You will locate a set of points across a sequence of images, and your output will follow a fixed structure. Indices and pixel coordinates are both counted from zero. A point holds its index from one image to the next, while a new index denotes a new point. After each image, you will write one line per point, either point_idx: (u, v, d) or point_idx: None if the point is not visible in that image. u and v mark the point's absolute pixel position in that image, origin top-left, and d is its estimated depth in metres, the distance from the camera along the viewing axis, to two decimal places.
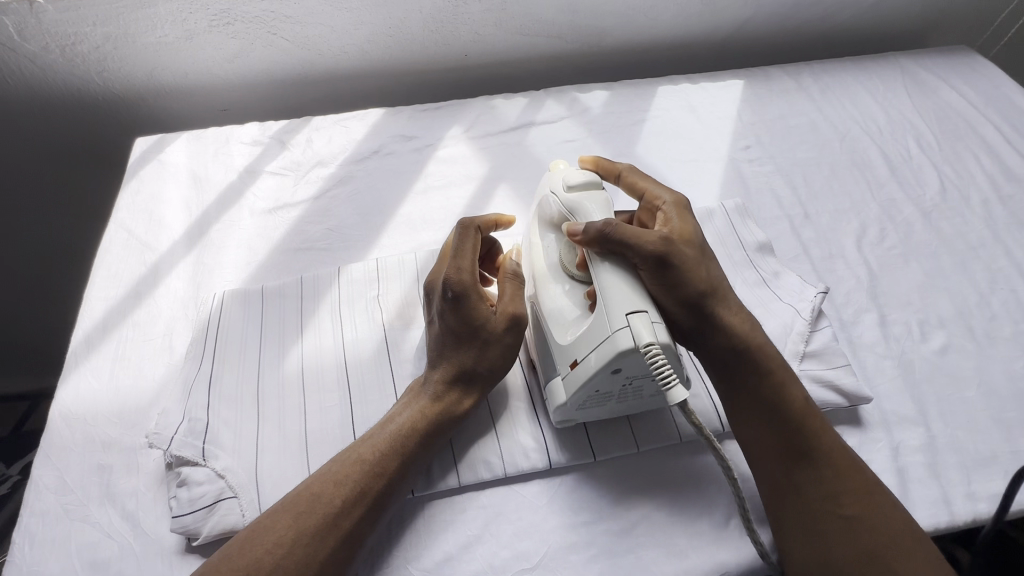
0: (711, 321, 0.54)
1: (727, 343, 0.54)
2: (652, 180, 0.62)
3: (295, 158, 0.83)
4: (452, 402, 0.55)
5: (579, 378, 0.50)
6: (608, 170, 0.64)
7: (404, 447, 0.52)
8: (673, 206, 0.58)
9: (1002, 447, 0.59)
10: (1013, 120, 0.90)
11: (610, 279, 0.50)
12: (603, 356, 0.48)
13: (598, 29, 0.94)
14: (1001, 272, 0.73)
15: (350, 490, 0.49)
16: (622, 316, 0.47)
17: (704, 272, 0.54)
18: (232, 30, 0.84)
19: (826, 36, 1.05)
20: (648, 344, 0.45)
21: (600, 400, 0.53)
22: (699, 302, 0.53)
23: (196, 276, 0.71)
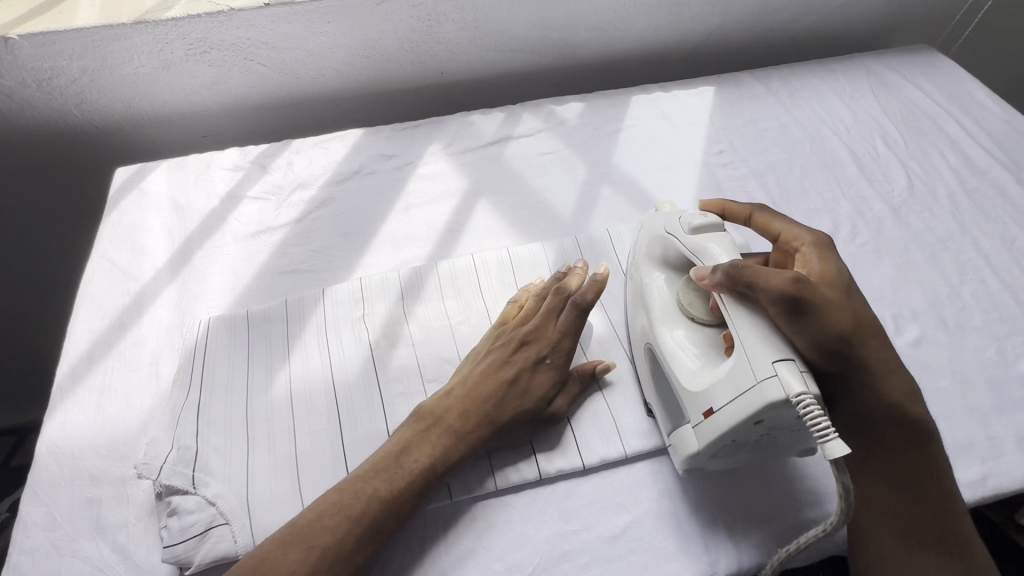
0: (855, 374, 0.49)
1: (872, 406, 0.49)
2: (787, 220, 0.60)
3: (276, 182, 0.84)
4: (465, 433, 0.55)
5: (718, 427, 0.49)
6: (736, 213, 0.64)
7: (410, 482, 0.51)
8: (810, 246, 0.55)
9: (977, 433, 0.61)
10: (975, 115, 0.93)
11: (744, 320, 0.49)
12: (745, 406, 0.46)
13: (571, 42, 0.96)
14: (970, 263, 0.75)
15: (371, 525, 0.49)
16: (769, 363, 0.46)
17: (848, 315, 0.49)
18: (209, 58, 0.85)
19: (794, 40, 1.08)
20: (799, 394, 0.44)
21: (732, 450, 0.52)
22: (841, 349, 0.48)
23: (181, 304, 0.71)
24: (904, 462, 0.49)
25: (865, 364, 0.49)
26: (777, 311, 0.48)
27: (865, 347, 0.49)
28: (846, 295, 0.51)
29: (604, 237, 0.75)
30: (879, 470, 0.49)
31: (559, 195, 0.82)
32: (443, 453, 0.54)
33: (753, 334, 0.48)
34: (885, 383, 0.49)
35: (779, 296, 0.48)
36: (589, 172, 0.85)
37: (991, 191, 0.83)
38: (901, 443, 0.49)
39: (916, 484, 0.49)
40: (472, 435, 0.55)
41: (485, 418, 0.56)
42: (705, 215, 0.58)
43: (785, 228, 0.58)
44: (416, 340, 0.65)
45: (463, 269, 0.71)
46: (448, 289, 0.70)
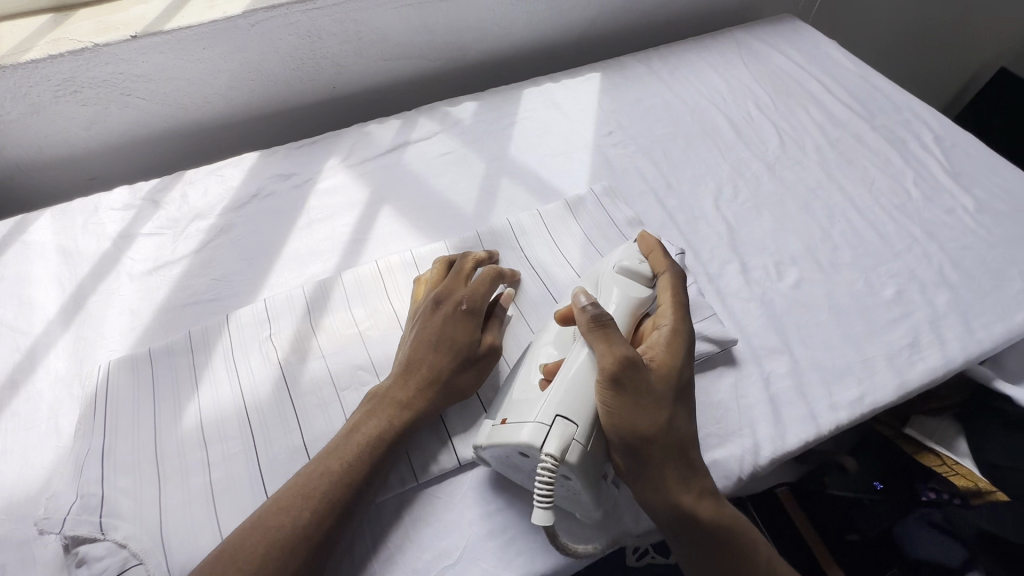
0: (647, 476, 0.50)
1: (667, 513, 0.50)
2: (683, 299, 0.59)
3: (171, 216, 0.82)
4: (414, 402, 0.56)
5: (500, 436, 0.52)
6: (658, 261, 0.62)
7: (368, 460, 0.52)
8: (667, 334, 0.55)
9: (853, 358, 0.67)
10: (833, 74, 1.02)
11: (577, 360, 0.53)
12: (513, 437, 0.51)
13: (458, 44, 0.99)
14: (838, 206, 0.82)
15: (325, 502, 0.49)
16: (551, 415, 0.50)
17: (660, 421, 0.50)
18: (82, 97, 0.82)
19: (671, 22, 1.14)
20: (548, 455, 0.48)
21: (511, 466, 0.55)
22: (637, 448, 0.50)
23: (77, 352, 0.68)
24: (729, 563, 0.50)
25: (657, 468, 0.50)
26: (600, 385, 0.51)
27: (664, 448, 0.50)
28: (671, 399, 0.51)
29: (505, 226, 0.78)
30: (700, 563, 0.51)
31: (460, 193, 0.85)
32: (391, 422, 0.55)
33: (567, 382, 0.52)
34: (677, 489, 0.50)
35: (603, 372, 0.51)
36: (487, 167, 0.88)
37: (852, 139, 0.91)
38: (707, 538, 0.50)
39: (733, 568, 0.50)
40: (419, 397, 0.56)
41: (429, 378, 0.57)
42: (639, 265, 0.61)
43: (673, 302, 0.58)
44: (326, 352, 0.66)
45: (368, 276, 0.72)
46: (355, 297, 0.70)
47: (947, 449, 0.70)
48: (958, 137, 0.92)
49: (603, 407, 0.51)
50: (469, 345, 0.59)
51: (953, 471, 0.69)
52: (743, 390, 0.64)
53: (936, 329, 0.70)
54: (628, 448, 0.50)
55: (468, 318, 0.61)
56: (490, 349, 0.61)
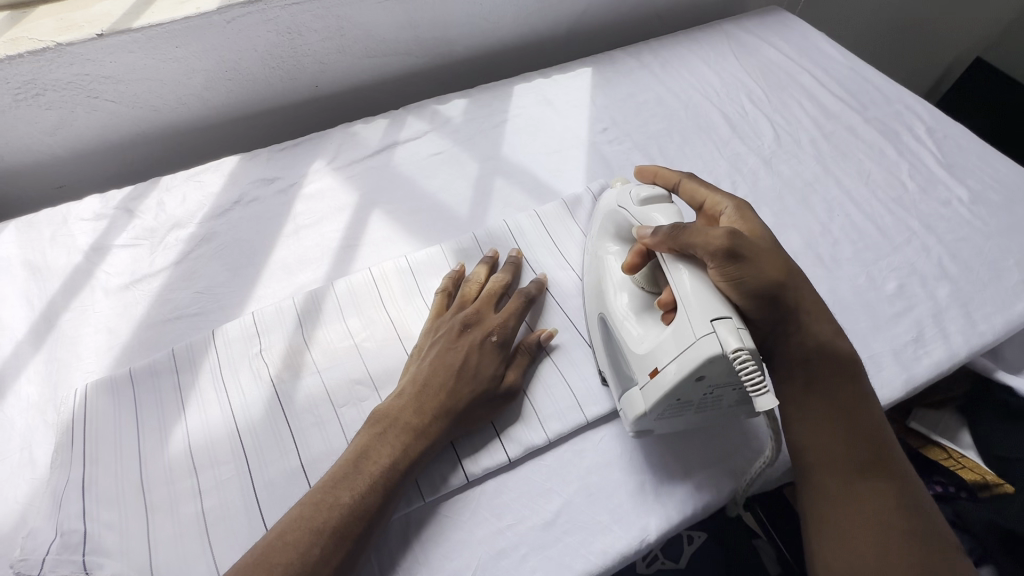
0: (790, 320, 0.53)
1: (805, 359, 0.53)
2: (713, 188, 0.62)
3: (147, 226, 0.77)
4: (428, 431, 0.53)
5: (660, 387, 0.50)
6: (666, 179, 0.66)
7: (378, 488, 0.49)
8: (734, 211, 0.58)
9: (860, 354, 0.67)
10: (823, 66, 1.02)
11: (685, 275, 0.51)
12: (691, 364, 0.48)
13: (445, 39, 0.95)
14: (836, 200, 0.82)
15: (338, 536, 0.46)
16: (707, 322, 0.47)
17: (779, 265, 0.53)
18: (44, 101, 0.77)
19: (659, 15, 1.13)
20: (736, 349, 0.46)
21: (678, 411, 0.53)
22: (776, 294, 0.51)
23: (50, 375, 0.64)
24: (846, 408, 0.52)
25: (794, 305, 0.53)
26: (720, 265, 0.51)
27: (794, 291, 0.53)
28: (775, 248, 0.54)
29: (502, 228, 0.75)
30: (813, 405, 0.53)
31: (453, 194, 0.82)
32: (405, 449, 0.52)
33: (695, 294, 0.50)
34: (816, 322, 0.54)
35: (719, 252, 0.50)
36: (480, 167, 0.85)
37: (846, 132, 0.91)
38: (818, 383, 0.53)
39: (850, 413, 0.52)
40: (436, 424, 0.54)
41: (448, 407, 0.55)
42: (652, 189, 0.63)
43: (711, 194, 0.61)
44: (321, 367, 0.63)
45: (362, 284, 0.69)
46: (348, 307, 0.67)
47: (953, 442, 0.72)
48: (949, 128, 0.92)
49: (736, 278, 0.50)
50: (494, 381, 0.58)
51: (961, 464, 0.70)
52: None
53: (939, 323, 0.69)
54: (762, 303, 0.51)
55: (497, 350, 0.59)
56: (511, 386, 0.59)
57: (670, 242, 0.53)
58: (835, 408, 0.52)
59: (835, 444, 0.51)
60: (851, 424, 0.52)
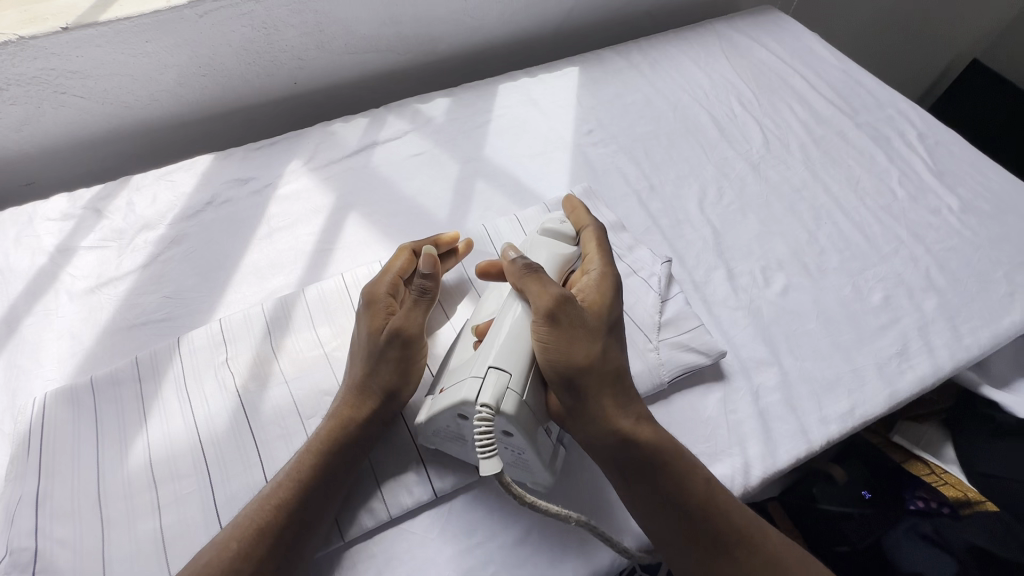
0: (585, 406, 0.50)
1: (605, 437, 0.50)
2: (604, 246, 0.60)
3: (116, 226, 0.75)
4: (338, 415, 0.55)
5: (440, 402, 0.52)
6: (578, 218, 0.64)
7: (301, 483, 0.51)
8: (596, 277, 0.56)
9: (843, 368, 0.65)
10: (816, 68, 1.00)
11: (508, 318, 0.54)
12: (452, 398, 0.51)
13: (428, 36, 0.93)
14: (824, 207, 0.80)
15: (264, 533, 0.48)
16: (484, 366, 0.50)
17: (585, 354, 0.51)
18: (8, 96, 0.74)
19: (650, 13, 1.10)
20: (484, 404, 0.48)
21: (452, 439, 0.54)
22: (574, 379, 0.50)
23: (9, 383, 0.62)
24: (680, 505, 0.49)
25: (592, 394, 0.50)
26: (535, 325, 0.52)
27: (599, 378, 0.51)
28: (603, 331, 0.53)
29: (481, 232, 0.74)
30: (643, 503, 0.50)
31: (432, 196, 0.80)
32: (329, 438, 0.53)
33: (504, 337, 0.52)
34: (614, 416, 0.50)
35: (538, 313, 0.52)
36: (461, 169, 0.83)
37: (837, 137, 0.89)
38: (653, 469, 0.50)
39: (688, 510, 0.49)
40: (354, 408, 0.55)
41: (356, 386, 0.56)
42: (560, 224, 0.63)
43: (598, 251, 0.59)
44: (288, 377, 0.61)
45: (333, 291, 0.67)
46: (319, 314, 0.65)
47: (936, 457, 0.73)
48: (941, 133, 0.90)
49: (547, 344, 0.51)
50: (369, 338, 0.56)
51: (943, 480, 0.71)
52: (732, 406, 0.62)
53: (924, 336, 0.68)
54: (567, 383, 0.50)
55: (368, 311, 0.58)
56: (393, 331, 0.56)
57: (518, 278, 0.56)
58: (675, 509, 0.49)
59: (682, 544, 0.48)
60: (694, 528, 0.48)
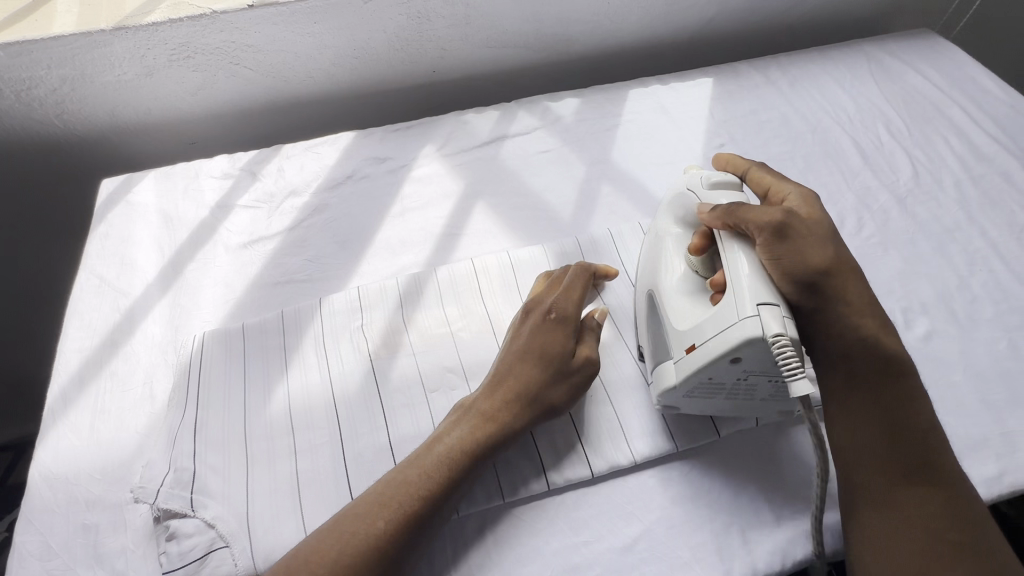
0: (823, 309, 0.50)
1: (847, 334, 0.50)
2: (780, 176, 0.59)
3: (267, 190, 0.81)
4: (505, 423, 0.53)
5: (695, 360, 0.51)
6: (738, 166, 0.62)
7: (452, 471, 0.50)
8: (799, 197, 0.55)
9: (992, 430, 0.60)
10: (978, 100, 0.92)
11: (738, 250, 0.52)
12: (725, 344, 0.48)
13: (566, 36, 0.94)
14: (979, 252, 0.74)
15: (413, 507, 0.48)
16: (754, 306, 0.48)
17: (827, 251, 0.51)
18: (193, 63, 0.82)
19: (793, 28, 1.05)
20: (776, 335, 0.46)
21: (709, 390, 0.54)
22: (817, 281, 0.50)
23: (172, 320, 0.69)
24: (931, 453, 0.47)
25: (835, 291, 0.50)
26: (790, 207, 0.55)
27: (840, 277, 0.51)
28: (825, 235, 0.52)
29: (605, 236, 0.74)
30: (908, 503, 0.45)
31: (557, 194, 0.81)
32: (490, 439, 0.52)
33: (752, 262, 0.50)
34: (857, 314, 0.50)
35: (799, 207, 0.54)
36: (587, 170, 0.83)
37: (998, 177, 0.81)
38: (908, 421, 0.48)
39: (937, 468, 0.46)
40: (519, 415, 0.54)
41: (526, 391, 0.55)
42: (723, 174, 0.61)
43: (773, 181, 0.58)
44: (415, 350, 0.64)
45: (462, 274, 0.69)
46: (447, 294, 0.68)
47: None
48: None
49: (776, 258, 0.50)
50: (561, 349, 0.57)
51: None
52: None
53: None
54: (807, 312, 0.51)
55: (560, 326, 0.58)
56: (582, 356, 0.58)
57: (724, 218, 0.54)
58: (890, 397, 0.48)
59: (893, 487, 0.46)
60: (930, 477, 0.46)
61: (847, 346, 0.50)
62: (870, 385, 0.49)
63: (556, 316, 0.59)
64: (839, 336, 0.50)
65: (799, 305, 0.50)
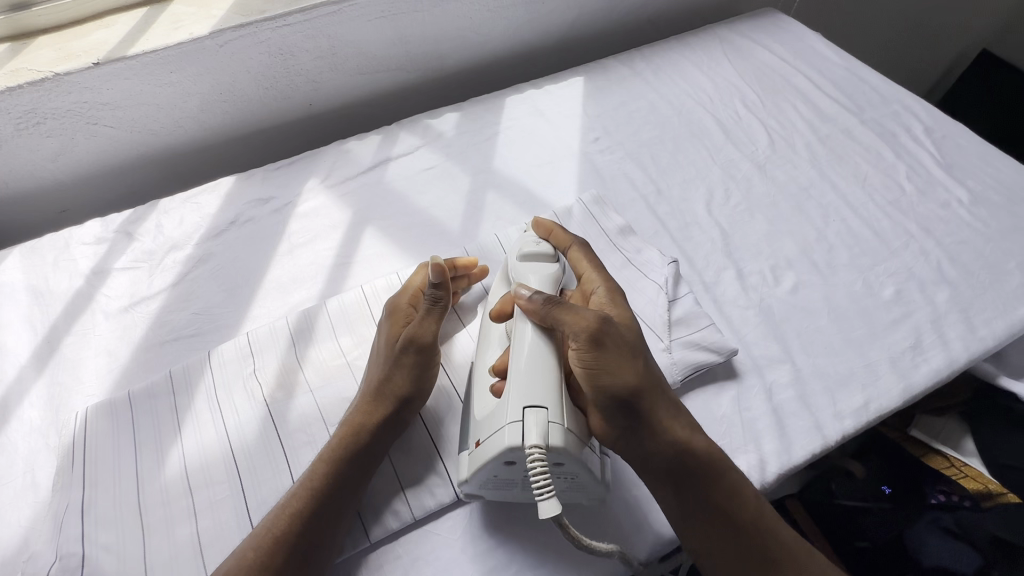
0: (640, 428, 0.51)
1: (664, 450, 0.52)
2: (593, 262, 0.63)
3: (146, 248, 0.79)
4: (358, 422, 0.55)
5: (480, 458, 0.50)
6: (562, 239, 0.65)
7: (316, 486, 0.52)
8: (606, 294, 0.59)
9: (857, 363, 0.66)
10: (819, 67, 1.01)
11: (529, 342, 0.53)
12: (495, 445, 0.49)
13: (437, 53, 0.96)
14: (832, 205, 0.81)
15: (286, 531, 0.49)
16: (517, 412, 0.48)
17: (637, 370, 0.52)
18: (45, 129, 0.79)
19: (653, 21, 1.12)
20: (534, 445, 0.47)
21: (501, 485, 0.52)
22: (627, 403, 0.51)
23: (52, 399, 0.65)
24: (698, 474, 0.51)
25: (649, 412, 0.52)
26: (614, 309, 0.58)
27: (651, 393, 0.52)
28: (634, 345, 0.54)
29: (493, 242, 0.76)
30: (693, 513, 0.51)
31: (444, 209, 0.82)
32: (340, 441, 0.54)
33: (533, 363, 0.51)
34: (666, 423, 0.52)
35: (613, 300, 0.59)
36: (472, 180, 0.85)
37: (842, 134, 0.90)
38: (693, 471, 0.51)
39: (712, 484, 0.51)
40: (364, 412, 0.56)
41: (369, 389, 0.57)
42: (538, 245, 0.63)
43: (592, 267, 0.62)
44: (313, 387, 0.63)
45: (353, 302, 0.70)
46: (340, 326, 0.68)
47: (955, 450, 0.76)
48: (948, 127, 0.91)
49: (586, 369, 0.51)
50: (388, 343, 0.59)
51: (962, 472, 0.74)
52: (746, 404, 0.62)
53: (938, 329, 0.68)
54: (615, 425, 0.52)
55: (389, 320, 0.61)
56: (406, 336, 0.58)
57: (541, 314, 0.53)
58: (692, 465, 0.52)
59: (694, 517, 0.51)
60: (717, 497, 0.51)
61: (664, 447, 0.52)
62: (675, 466, 0.51)
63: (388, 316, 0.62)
64: (655, 445, 0.52)
65: (618, 423, 0.51)
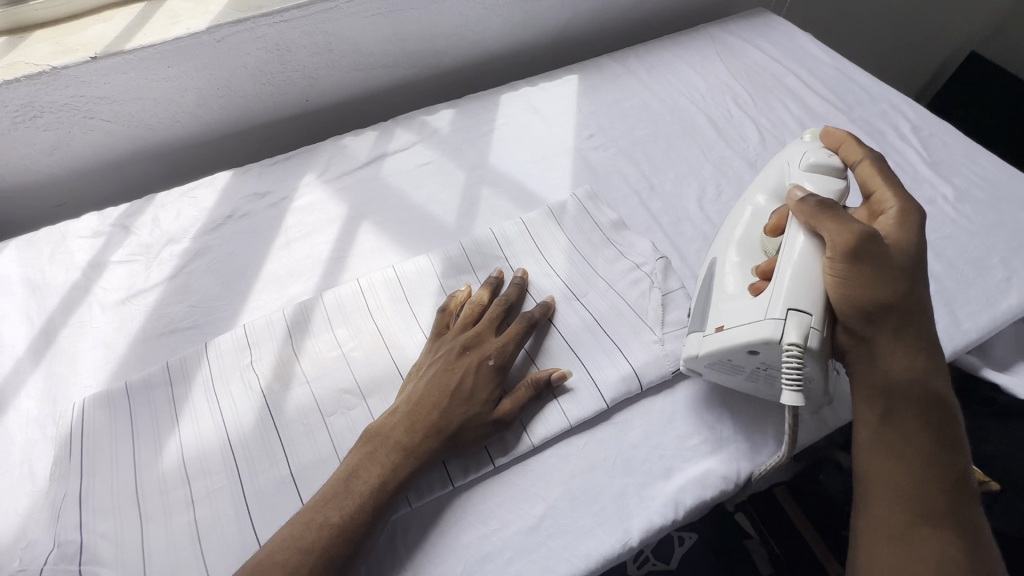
0: (898, 351, 0.52)
1: (919, 390, 0.52)
2: (890, 179, 0.59)
3: (143, 241, 0.79)
4: (420, 454, 0.54)
5: (719, 342, 0.57)
6: (849, 154, 0.63)
7: (371, 506, 0.51)
8: (897, 212, 0.56)
9: None
10: (809, 66, 1.03)
11: (796, 246, 0.56)
12: (748, 335, 0.54)
13: (432, 50, 0.97)
14: None
15: (333, 545, 0.49)
16: (782, 309, 0.53)
17: (905, 292, 0.52)
18: (42, 122, 0.79)
19: (647, 20, 1.14)
20: (792, 343, 0.51)
21: (727, 371, 0.59)
22: (886, 318, 0.52)
23: (49, 391, 0.66)
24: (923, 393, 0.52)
25: (915, 339, 0.53)
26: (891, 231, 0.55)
27: (913, 328, 0.53)
28: (909, 274, 0.53)
29: (488, 236, 0.77)
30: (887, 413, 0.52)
31: (440, 203, 0.83)
32: (397, 470, 0.53)
33: (793, 266, 0.55)
34: (925, 372, 0.52)
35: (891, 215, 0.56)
36: (467, 176, 0.86)
37: None
38: (916, 388, 0.52)
39: (921, 403, 0.51)
40: (432, 448, 0.55)
41: (444, 429, 0.56)
42: (828, 156, 0.63)
43: (887, 181, 0.59)
44: (309, 378, 0.64)
45: (349, 294, 0.71)
46: (337, 318, 0.69)
47: None
48: (934, 126, 0.93)
49: (839, 278, 0.53)
50: (475, 387, 0.58)
51: None
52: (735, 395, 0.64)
53: None
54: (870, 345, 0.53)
55: (469, 360, 0.60)
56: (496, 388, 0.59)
57: (808, 217, 0.56)
58: (921, 389, 0.52)
59: (889, 413, 0.51)
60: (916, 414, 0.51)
61: (902, 388, 0.52)
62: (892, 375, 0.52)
63: (470, 358, 0.60)
64: (917, 377, 0.52)
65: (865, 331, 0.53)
